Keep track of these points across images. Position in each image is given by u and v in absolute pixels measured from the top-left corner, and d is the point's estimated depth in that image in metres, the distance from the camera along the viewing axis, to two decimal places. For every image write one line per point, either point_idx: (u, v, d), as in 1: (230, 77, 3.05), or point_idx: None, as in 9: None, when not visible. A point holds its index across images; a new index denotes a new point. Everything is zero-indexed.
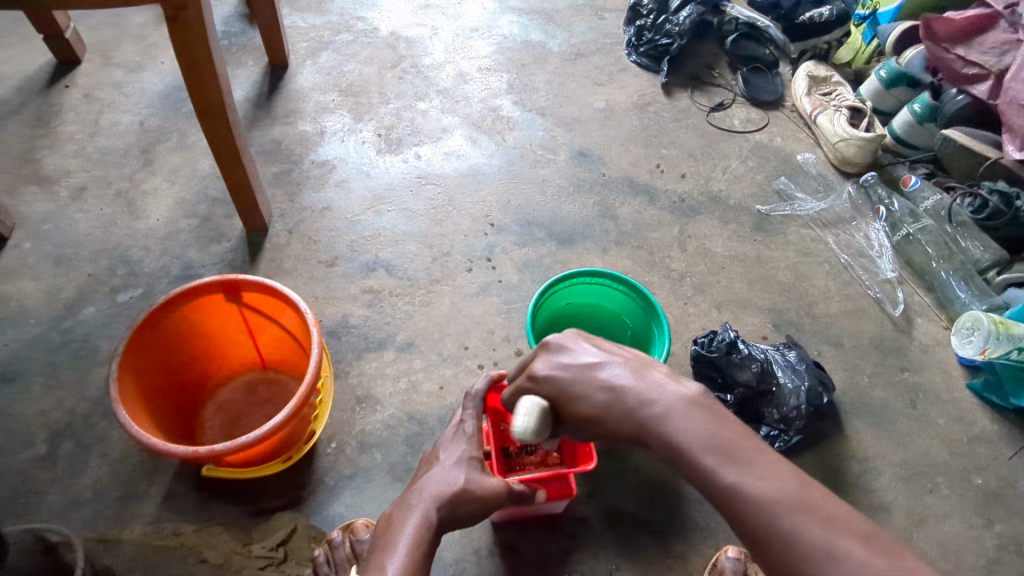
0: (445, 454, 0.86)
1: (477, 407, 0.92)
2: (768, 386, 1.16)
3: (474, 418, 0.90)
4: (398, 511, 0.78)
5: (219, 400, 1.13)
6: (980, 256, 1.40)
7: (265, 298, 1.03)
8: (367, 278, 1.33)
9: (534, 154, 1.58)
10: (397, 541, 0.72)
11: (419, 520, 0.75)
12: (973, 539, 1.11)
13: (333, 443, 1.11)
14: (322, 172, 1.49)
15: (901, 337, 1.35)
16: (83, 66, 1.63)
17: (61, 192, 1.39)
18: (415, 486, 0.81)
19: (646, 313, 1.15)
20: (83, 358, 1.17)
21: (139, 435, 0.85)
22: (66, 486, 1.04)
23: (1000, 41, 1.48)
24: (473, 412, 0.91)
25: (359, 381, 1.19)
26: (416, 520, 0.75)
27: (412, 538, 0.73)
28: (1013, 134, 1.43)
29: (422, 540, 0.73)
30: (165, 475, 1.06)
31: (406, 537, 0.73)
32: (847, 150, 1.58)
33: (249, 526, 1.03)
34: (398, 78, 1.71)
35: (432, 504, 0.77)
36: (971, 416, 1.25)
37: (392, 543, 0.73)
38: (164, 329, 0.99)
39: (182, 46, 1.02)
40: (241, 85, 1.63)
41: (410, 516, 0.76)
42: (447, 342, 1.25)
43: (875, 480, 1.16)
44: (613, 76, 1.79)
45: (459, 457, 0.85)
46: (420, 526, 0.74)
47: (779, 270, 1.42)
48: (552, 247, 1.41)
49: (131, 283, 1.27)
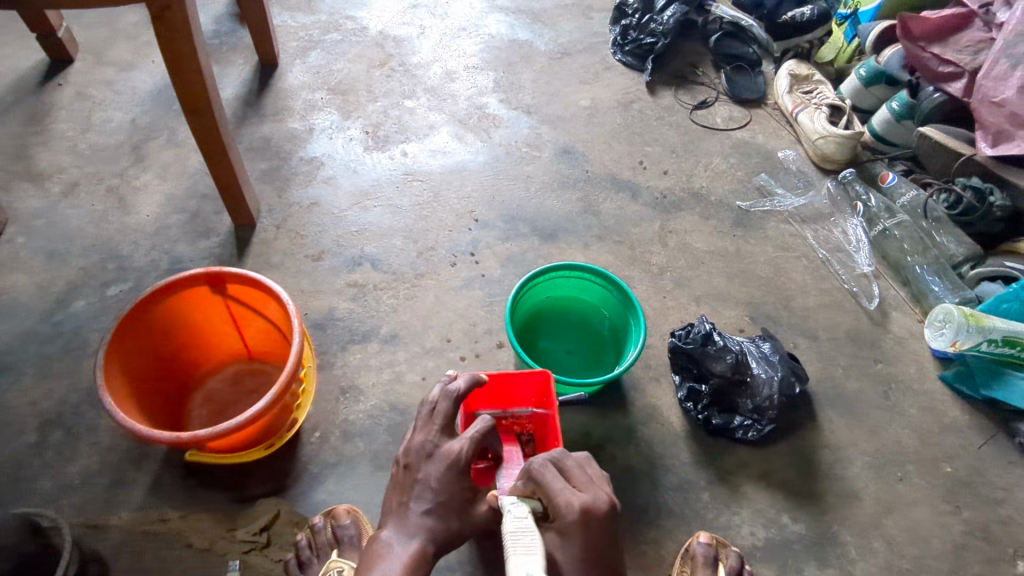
0: (430, 469, 0.84)
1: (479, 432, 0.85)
2: (743, 376, 1.18)
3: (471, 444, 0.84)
4: (394, 541, 0.80)
5: (206, 391, 1.15)
6: (954, 251, 1.43)
7: (249, 291, 1.06)
8: (353, 272, 1.36)
9: (519, 151, 1.61)
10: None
11: (416, 557, 0.77)
12: (941, 526, 1.14)
13: (317, 433, 1.14)
14: (310, 169, 1.52)
15: (876, 330, 1.37)
16: (75, 64, 1.65)
17: (53, 188, 1.42)
18: (410, 519, 0.79)
19: (623, 307, 1.18)
20: (74, 350, 1.20)
21: (123, 421, 0.88)
22: (56, 474, 1.07)
23: (975, 39, 1.52)
24: (472, 437, 0.84)
25: (343, 372, 1.22)
26: (412, 557, 0.77)
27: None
28: (986, 131, 1.45)
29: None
30: (152, 463, 1.09)
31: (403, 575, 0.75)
32: (826, 146, 1.61)
33: (233, 512, 1.06)
34: (386, 76, 1.73)
35: (429, 540, 0.80)
36: (943, 407, 1.28)
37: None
38: (150, 320, 1.02)
39: (170, 48, 1.05)
40: (231, 84, 1.65)
41: (407, 553, 0.77)
42: (430, 334, 1.28)
43: (847, 468, 1.19)
44: (599, 74, 1.82)
45: (445, 476, 0.83)
46: (418, 566, 0.77)
47: (758, 265, 1.45)
48: (534, 242, 1.44)
49: (122, 276, 1.30)
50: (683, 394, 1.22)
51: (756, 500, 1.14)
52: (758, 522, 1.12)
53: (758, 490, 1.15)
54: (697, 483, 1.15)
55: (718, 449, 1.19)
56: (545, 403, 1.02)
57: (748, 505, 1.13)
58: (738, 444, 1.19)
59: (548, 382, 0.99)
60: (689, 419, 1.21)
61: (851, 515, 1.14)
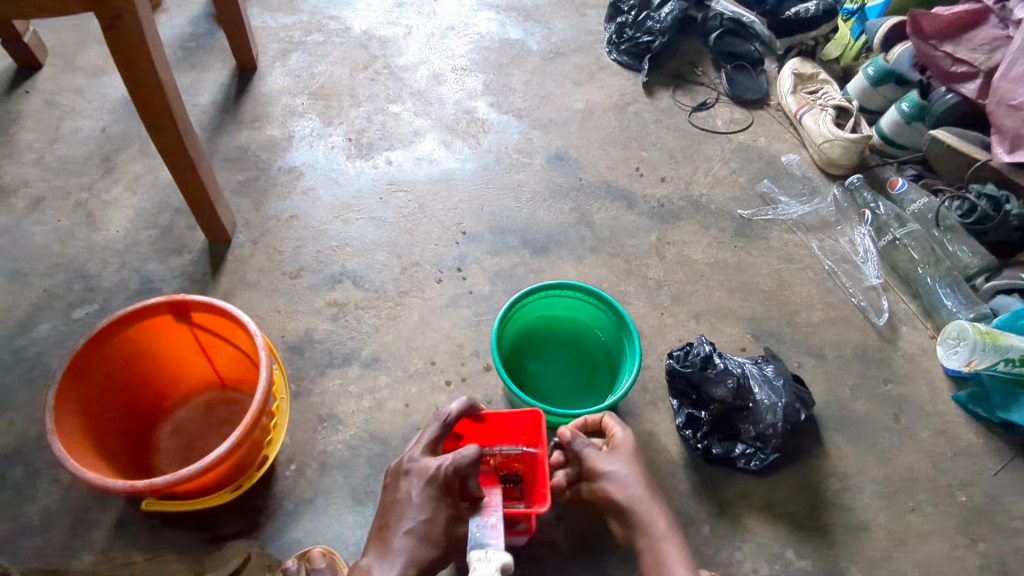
0: (411, 486, 0.83)
1: (459, 457, 0.83)
2: (745, 401, 1.11)
3: (450, 465, 0.83)
4: (377, 566, 0.79)
5: (176, 421, 1.09)
6: (969, 262, 1.36)
7: (216, 318, 0.99)
8: (332, 291, 1.29)
9: (509, 158, 1.54)
10: None
11: None
12: (956, 560, 1.07)
13: (293, 466, 1.08)
14: (289, 179, 1.45)
15: (885, 347, 1.30)
16: (44, 71, 1.58)
17: (18, 204, 1.35)
18: (391, 541, 0.81)
19: (618, 328, 1.11)
20: (35, 378, 1.14)
21: (74, 469, 0.81)
22: (14, 514, 1.00)
23: (990, 37, 1.42)
24: (451, 460, 0.83)
25: (322, 400, 1.15)
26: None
27: None
28: (1002, 136, 1.37)
29: None
30: (117, 501, 1.03)
31: None
32: (832, 151, 1.53)
33: (202, 554, 0.99)
34: (370, 80, 1.66)
35: (410, 563, 0.79)
36: (957, 430, 1.21)
37: None
38: (110, 352, 0.95)
39: (126, 59, 0.98)
40: (207, 89, 1.58)
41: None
42: (414, 357, 1.21)
43: (855, 498, 1.12)
44: (593, 75, 1.74)
45: (425, 495, 0.83)
46: None
47: (760, 277, 1.38)
48: (524, 256, 1.36)
49: (89, 298, 1.23)
50: (681, 420, 1.15)
51: (760, 533, 1.07)
52: (762, 558, 1.05)
53: (761, 523, 1.08)
54: (697, 515, 1.08)
55: (718, 479, 1.12)
56: (535, 443, 0.96)
57: (750, 539, 1.07)
58: (740, 473, 1.12)
59: (538, 422, 0.94)
60: (688, 447, 1.14)
61: (860, 549, 1.07)
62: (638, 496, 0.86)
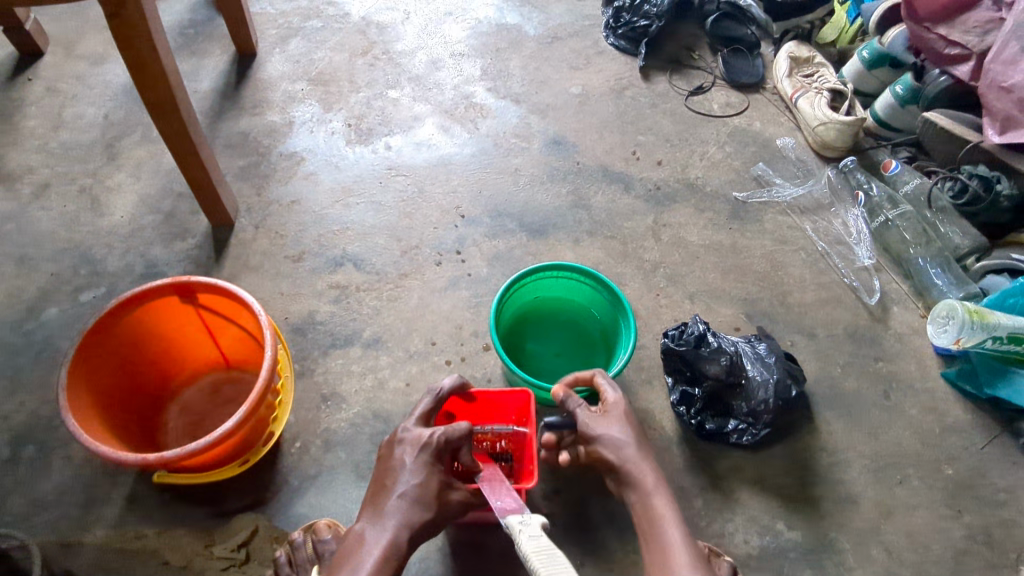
0: (404, 452, 0.87)
1: (449, 432, 0.87)
2: (738, 378, 1.14)
3: (443, 436, 0.86)
4: (371, 529, 0.82)
5: (183, 401, 1.12)
6: (959, 243, 1.38)
7: (220, 299, 1.02)
8: (334, 273, 1.31)
9: (507, 142, 1.55)
10: (364, 560, 0.78)
11: (386, 544, 0.80)
12: (941, 530, 1.11)
13: (298, 442, 1.11)
14: (289, 164, 1.47)
15: (877, 327, 1.33)
16: (46, 58, 1.60)
17: (24, 190, 1.37)
18: (386, 503, 0.83)
19: (613, 307, 1.14)
20: (45, 360, 1.17)
21: (88, 444, 0.84)
22: (28, 490, 1.04)
23: (983, 20, 1.42)
24: (443, 432, 0.86)
25: (324, 379, 1.18)
26: (384, 541, 0.80)
27: (378, 559, 0.78)
28: (993, 117, 1.39)
29: (389, 560, 0.79)
30: (127, 477, 1.06)
31: (374, 552, 0.79)
32: (827, 134, 1.54)
33: (211, 527, 1.03)
34: (369, 65, 1.67)
35: (403, 525, 0.81)
36: (945, 406, 1.24)
37: (357, 561, 0.78)
38: (117, 333, 0.98)
39: (128, 47, 1.00)
40: (208, 76, 1.59)
41: (380, 537, 0.80)
42: (414, 338, 1.24)
43: (844, 473, 1.15)
44: (590, 60, 1.75)
45: (420, 461, 0.85)
46: (385, 554, 0.79)
47: (754, 259, 1.40)
48: (522, 239, 1.39)
49: (95, 282, 1.26)
50: (675, 397, 1.18)
51: (751, 506, 1.10)
52: (752, 530, 1.08)
53: (752, 496, 1.11)
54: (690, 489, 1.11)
55: (710, 454, 1.15)
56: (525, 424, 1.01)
57: (741, 512, 1.10)
58: (732, 449, 1.15)
59: (529, 404, 0.98)
60: (681, 423, 1.17)
61: (848, 521, 1.10)
62: (630, 458, 0.87)
